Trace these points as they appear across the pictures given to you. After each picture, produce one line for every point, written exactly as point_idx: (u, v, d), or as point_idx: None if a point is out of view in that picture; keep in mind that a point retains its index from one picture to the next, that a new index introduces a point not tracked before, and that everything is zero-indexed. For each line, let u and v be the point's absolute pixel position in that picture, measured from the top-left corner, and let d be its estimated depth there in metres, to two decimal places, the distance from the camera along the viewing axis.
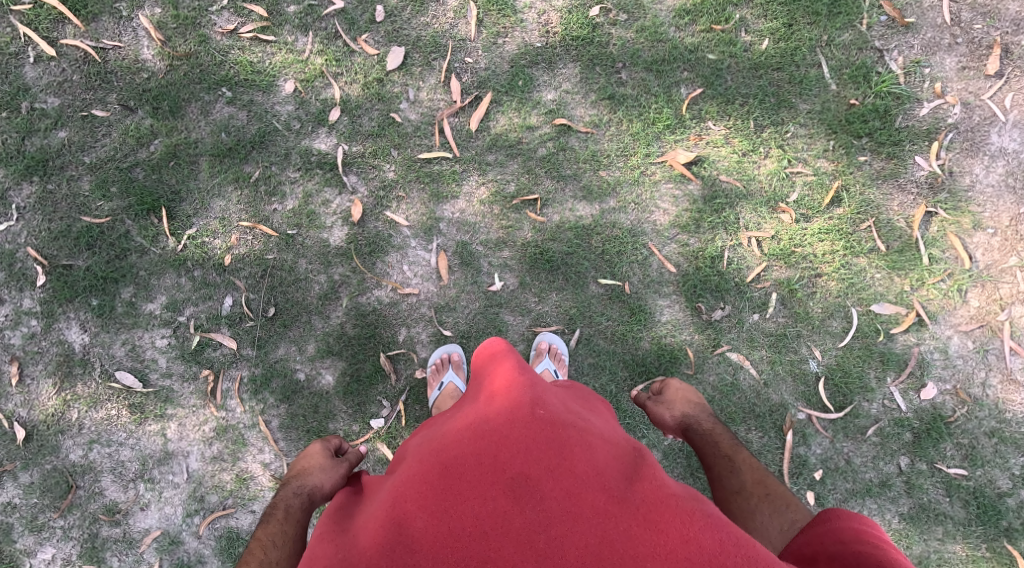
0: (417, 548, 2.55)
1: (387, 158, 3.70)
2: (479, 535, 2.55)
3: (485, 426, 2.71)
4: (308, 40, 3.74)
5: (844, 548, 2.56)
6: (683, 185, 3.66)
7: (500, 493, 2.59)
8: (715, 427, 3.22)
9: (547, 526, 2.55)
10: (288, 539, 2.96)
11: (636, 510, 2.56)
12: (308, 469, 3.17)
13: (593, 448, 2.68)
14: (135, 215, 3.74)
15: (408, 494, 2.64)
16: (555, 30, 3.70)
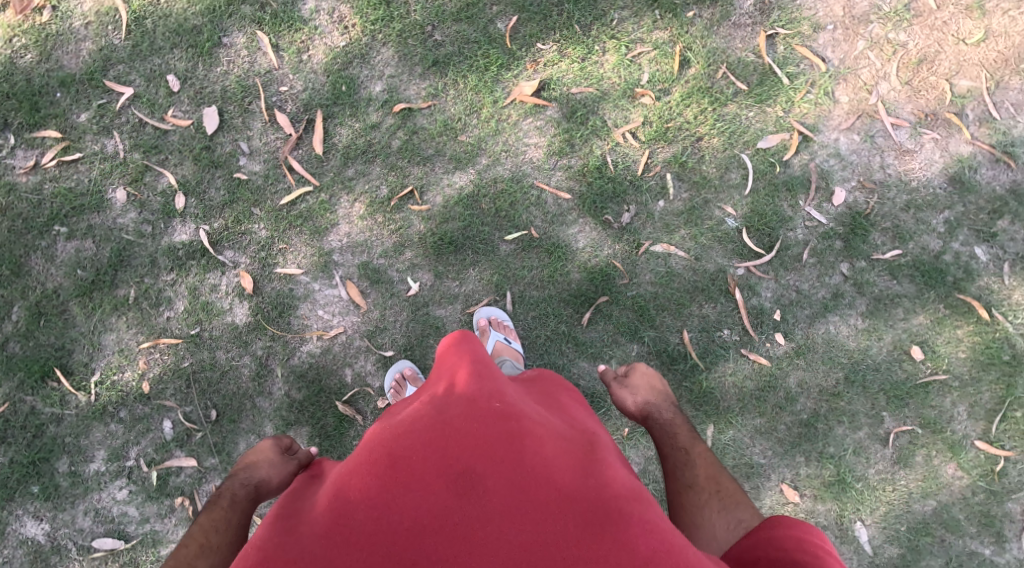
0: (355, 541, 2.46)
1: (252, 219, 3.62)
2: (417, 530, 2.46)
3: (438, 417, 2.61)
4: (116, 141, 3.64)
5: (784, 557, 2.50)
6: (541, 114, 3.68)
7: (443, 488, 2.50)
8: (675, 417, 3.17)
9: (486, 523, 2.46)
10: (230, 525, 2.83)
11: (576, 512, 2.48)
12: (256, 463, 3.02)
13: (544, 440, 2.59)
14: (32, 387, 3.56)
15: (355, 484, 2.54)
16: (352, 22, 3.69)
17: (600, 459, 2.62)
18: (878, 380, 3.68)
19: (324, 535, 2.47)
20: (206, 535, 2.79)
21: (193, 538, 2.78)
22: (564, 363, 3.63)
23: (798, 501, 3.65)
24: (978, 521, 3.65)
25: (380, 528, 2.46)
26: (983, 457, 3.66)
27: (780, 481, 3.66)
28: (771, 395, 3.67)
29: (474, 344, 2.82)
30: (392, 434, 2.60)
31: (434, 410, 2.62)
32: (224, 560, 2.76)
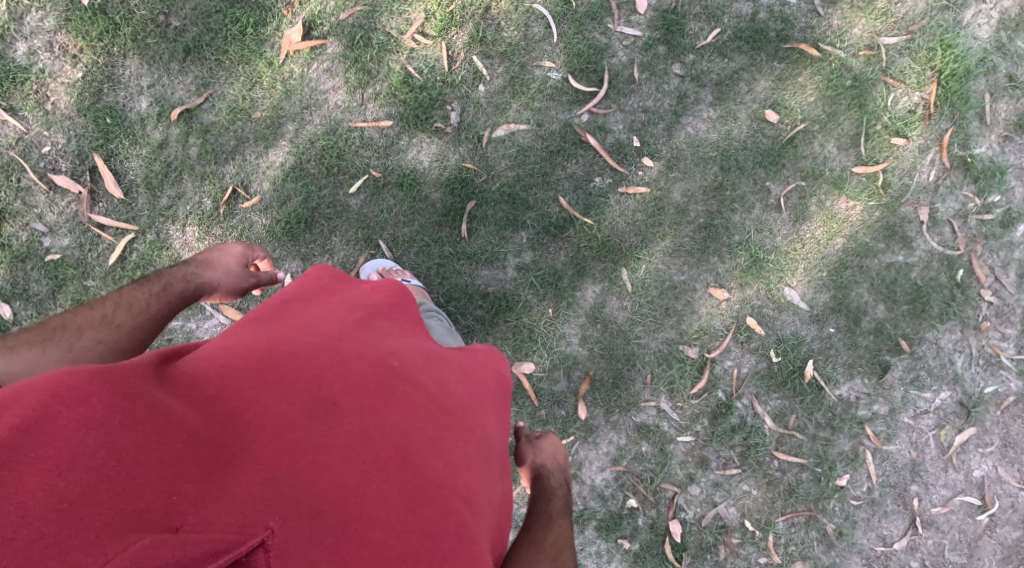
0: (193, 409, 2.23)
1: (89, 291, 3.31)
2: (252, 430, 2.23)
3: (330, 341, 2.45)
4: None
5: None
6: (323, 54, 3.44)
7: (301, 405, 2.29)
8: (560, 490, 2.88)
9: (324, 452, 2.25)
10: (144, 312, 2.58)
11: (407, 475, 2.30)
12: (211, 264, 2.87)
13: (421, 401, 2.44)
14: None
15: (225, 363, 2.32)
16: (78, 48, 3.36)
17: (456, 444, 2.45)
18: (750, 156, 3.68)
19: (174, 391, 2.25)
20: (117, 307, 2.53)
21: (101, 303, 2.52)
22: (466, 279, 3.51)
23: (729, 295, 3.66)
24: (883, 236, 3.71)
25: (220, 410, 2.25)
26: (865, 180, 3.71)
27: (706, 287, 3.65)
28: (664, 216, 3.64)
29: (407, 306, 2.75)
30: (284, 340, 2.42)
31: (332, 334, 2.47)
32: (116, 342, 2.49)
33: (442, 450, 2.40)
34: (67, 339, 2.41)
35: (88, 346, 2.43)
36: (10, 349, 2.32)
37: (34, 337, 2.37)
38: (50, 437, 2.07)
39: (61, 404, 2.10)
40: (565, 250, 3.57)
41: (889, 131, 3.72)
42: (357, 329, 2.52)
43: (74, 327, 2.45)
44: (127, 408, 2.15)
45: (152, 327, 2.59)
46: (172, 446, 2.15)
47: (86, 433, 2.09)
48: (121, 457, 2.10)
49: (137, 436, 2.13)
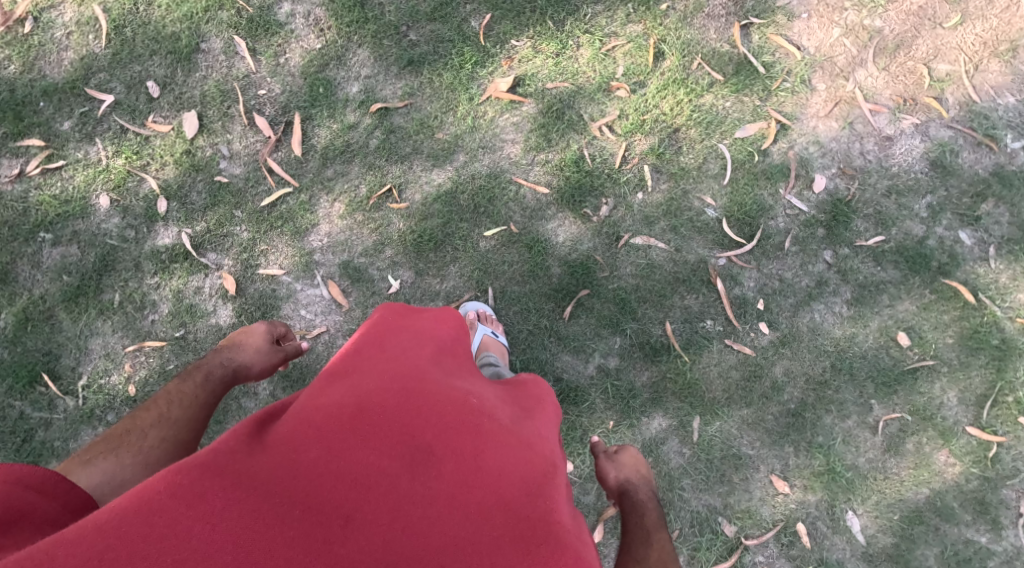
0: (295, 473, 2.33)
1: (234, 221, 3.57)
2: (357, 486, 2.33)
3: (416, 388, 2.53)
4: (99, 148, 3.57)
5: None
6: (517, 109, 3.71)
7: (397, 456, 2.39)
8: (648, 502, 2.96)
9: (430, 505, 2.34)
10: (196, 405, 2.86)
11: (515, 525, 2.37)
12: (240, 345, 3.09)
13: (508, 446, 2.51)
14: (21, 392, 3.48)
15: (315, 422, 2.42)
16: (328, 25, 3.67)
17: (553, 487, 2.50)
18: (865, 368, 3.65)
19: (277, 459, 2.35)
20: (169, 404, 2.80)
21: (156, 404, 2.80)
22: (547, 357, 3.64)
23: (789, 491, 3.60)
24: (973, 509, 3.58)
25: (322, 469, 2.35)
26: (975, 444, 3.60)
27: (769, 472, 3.61)
28: (757, 384, 3.64)
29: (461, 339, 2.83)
30: (366, 390, 2.50)
31: (413, 381, 2.55)
32: (175, 436, 2.76)
33: (543, 497, 2.46)
34: (134, 443, 2.69)
35: (152, 445, 2.71)
36: (86, 466, 2.60)
37: (102, 449, 2.65)
38: (175, 541, 2.20)
39: (179, 504, 2.23)
40: (650, 373, 3.65)
41: (1019, 407, 3.61)
42: (435, 377, 2.59)
43: (137, 431, 2.72)
44: (241, 495, 2.27)
45: (204, 414, 2.87)
46: (288, 523, 2.26)
47: (213, 531, 2.21)
48: (247, 545, 2.22)
49: (257, 519, 2.25)
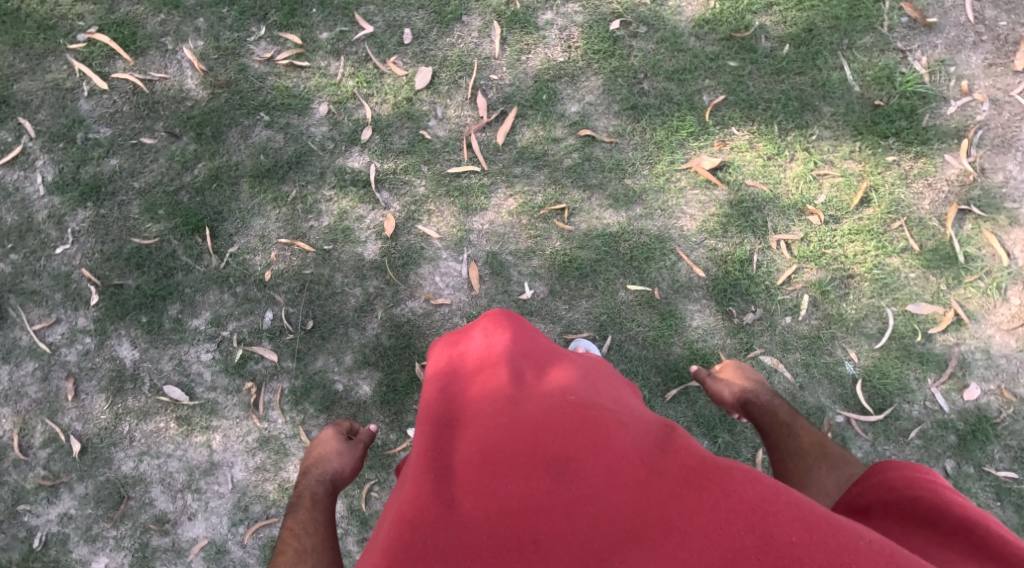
0: (459, 527, 2.43)
1: (418, 174, 3.79)
2: (524, 513, 2.42)
3: (520, 412, 2.60)
4: (340, 64, 3.80)
5: (896, 495, 2.59)
6: (709, 191, 3.86)
7: (541, 473, 2.47)
8: (773, 399, 3.38)
9: (594, 502, 2.43)
10: (319, 526, 3.07)
11: (679, 487, 2.43)
12: (326, 455, 3.34)
13: (626, 425, 2.58)
14: (181, 235, 3.64)
15: (449, 477, 2.53)
16: (576, 45, 3.94)
17: (681, 447, 2.52)
18: None
19: (435, 523, 2.44)
20: (301, 538, 3.00)
21: (289, 545, 2.98)
22: None
23: None
24: None
25: (483, 514, 2.44)
26: None
27: None
28: None
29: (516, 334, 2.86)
30: (473, 433, 2.59)
31: (510, 407, 2.61)
32: (321, 559, 2.96)
33: (682, 456, 2.49)
34: None
35: None
36: None
37: None
38: None
39: None
40: None
41: None
42: (523, 394, 2.65)
43: None
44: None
45: (330, 530, 3.08)
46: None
47: None
48: None
49: None
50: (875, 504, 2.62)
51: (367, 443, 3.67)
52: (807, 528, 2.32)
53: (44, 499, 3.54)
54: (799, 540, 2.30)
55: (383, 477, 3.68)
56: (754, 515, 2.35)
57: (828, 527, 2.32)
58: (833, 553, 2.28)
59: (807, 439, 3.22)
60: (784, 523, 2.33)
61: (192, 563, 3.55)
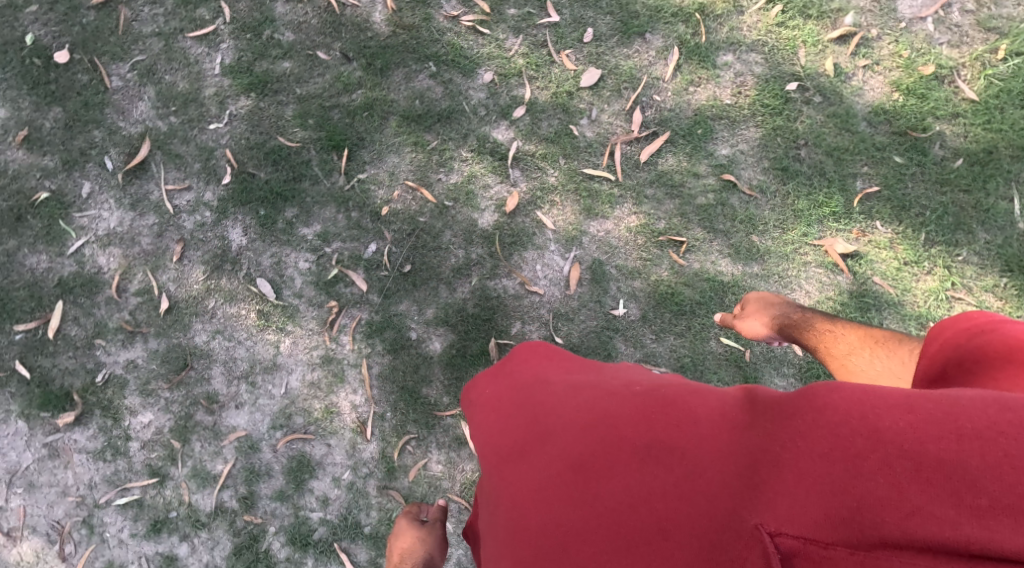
0: (582, 540, 2.42)
1: (554, 164, 3.87)
2: (632, 508, 2.41)
3: (586, 420, 2.59)
4: (517, 42, 3.92)
5: (965, 351, 2.50)
6: (833, 274, 3.83)
7: (634, 463, 2.46)
8: (803, 313, 3.47)
9: (696, 475, 2.40)
10: None
11: (768, 426, 2.39)
12: (415, 546, 3.47)
13: (688, 398, 2.55)
14: (321, 148, 3.83)
15: (544, 497, 2.51)
16: (747, 93, 3.95)
17: (751, 392, 2.50)
18: None
19: (557, 549, 2.43)
20: None
21: None
22: None
23: None
24: None
25: (595, 519, 2.43)
26: None
27: None
28: None
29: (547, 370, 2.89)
30: (550, 447, 2.58)
31: (574, 420, 2.60)
32: None
33: (757, 398, 2.47)
34: None
35: None
36: None
37: None
38: None
39: None
40: None
41: None
42: (580, 397, 2.68)
43: None
44: None
45: None
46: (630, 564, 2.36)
47: None
48: None
49: None
50: (948, 365, 2.53)
51: (419, 397, 3.78)
52: (909, 414, 2.26)
53: (119, 342, 3.74)
54: (908, 424, 2.24)
55: (423, 435, 3.76)
56: (855, 418, 2.29)
57: (927, 406, 2.27)
58: (944, 422, 2.23)
59: (850, 338, 3.24)
60: (885, 415, 2.27)
61: (224, 448, 3.73)
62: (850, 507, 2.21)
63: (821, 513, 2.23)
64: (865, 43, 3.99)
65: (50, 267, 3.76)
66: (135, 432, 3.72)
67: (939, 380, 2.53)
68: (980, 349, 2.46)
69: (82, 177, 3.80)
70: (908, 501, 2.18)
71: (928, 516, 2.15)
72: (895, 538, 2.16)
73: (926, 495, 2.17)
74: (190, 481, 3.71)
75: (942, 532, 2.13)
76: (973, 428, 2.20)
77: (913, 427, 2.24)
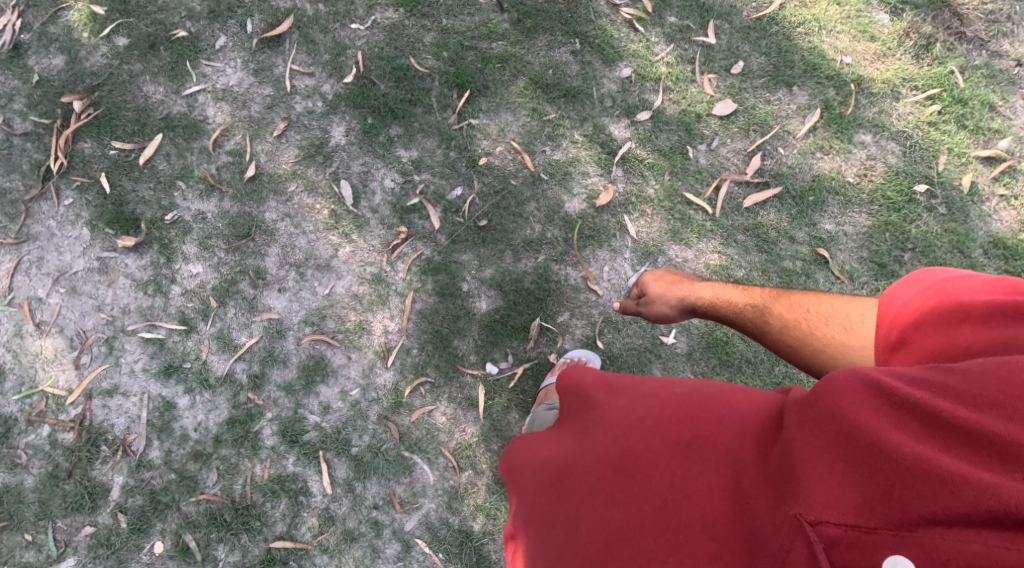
0: (635, 533, 2.47)
1: (657, 177, 3.83)
2: (677, 500, 2.46)
3: (621, 418, 2.65)
4: (666, 49, 3.89)
5: (930, 315, 2.47)
6: None
7: (675, 455, 2.51)
8: (709, 289, 3.19)
9: (736, 469, 2.44)
10: None
11: (798, 414, 2.40)
12: None
13: (712, 392, 2.61)
14: (445, 82, 3.87)
15: (590, 491, 2.57)
16: (872, 178, 3.84)
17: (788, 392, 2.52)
18: None
19: (615, 546, 2.48)
20: None
21: None
22: None
23: None
24: None
25: (646, 512, 2.47)
26: None
27: None
28: None
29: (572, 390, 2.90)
30: (589, 447, 2.64)
31: (610, 424, 2.66)
32: None
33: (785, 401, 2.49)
34: None
35: None
36: None
37: None
38: None
39: None
40: None
41: None
42: (618, 399, 2.72)
43: None
44: None
45: None
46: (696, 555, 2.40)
47: None
48: None
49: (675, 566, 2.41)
50: (907, 335, 2.49)
51: (449, 347, 3.81)
52: (922, 386, 2.32)
53: (197, 192, 3.86)
54: (927, 401, 2.30)
55: (439, 383, 3.80)
56: (875, 399, 2.33)
57: (936, 379, 2.33)
58: (959, 392, 2.29)
59: (783, 313, 2.84)
60: (897, 394, 2.32)
61: (254, 323, 3.82)
62: (886, 485, 2.27)
63: (859, 497, 2.28)
64: (1011, 172, 3.84)
65: (163, 100, 3.90)
66: (181, 278, 3.84)
67: (900, 346, 2.49)
68: (944, 308, 2.45)
69: (221, 30, 3.93)
70: (942, 469, 2.24)
71: (964, 485, 2.21)
72: (934, 514, 2.22)
73: (958, 465, 2.24)
74: (212, 342, 3.82)
75: (982, 503, 2.19)
76: (986, 394, 2.28)
77: (933, 405, 2.29)
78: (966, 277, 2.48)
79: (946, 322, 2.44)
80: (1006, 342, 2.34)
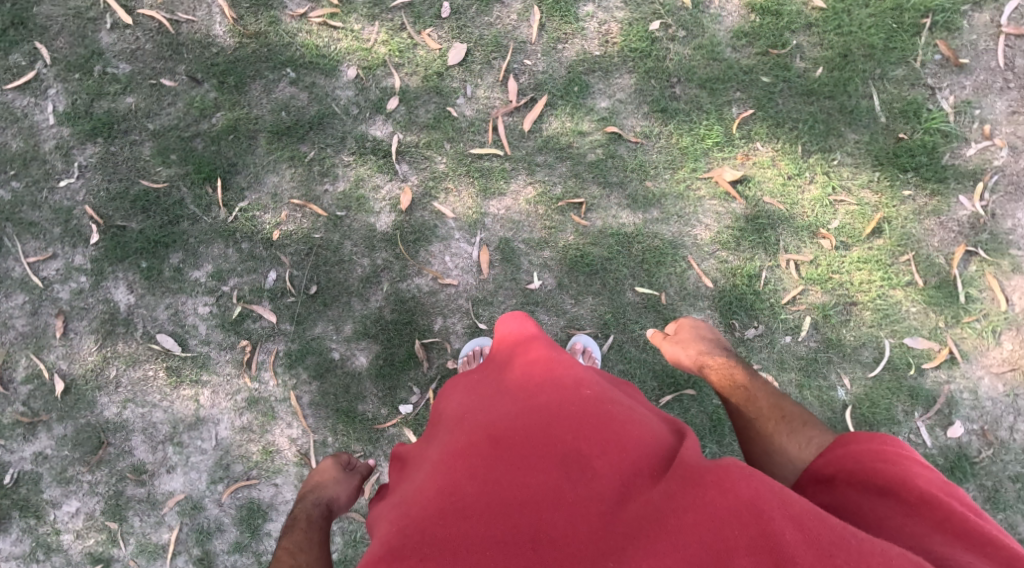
0: (467, 514, 2.45)
1: (440, 150, 3.75)
2: (530, 503, 2.43)
3: (521, 411, 2.59)
4: (374, 30, 3.78)
5: (865, 470, 2.46)
6: (727, 203, 3.77)
7: (547, 468, 2.48)
8: (726, 355, 3.30)
9: (599, 499, 2.42)
10: None
11: (677, 489, 2.38)
12: (323, 485, 3.25)
13: (622, 422, 2.54)
14: (192, 183, 3.67)
15: (462, 461, 2.55)
16: (613, 41, 3.84)
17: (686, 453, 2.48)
18: None
19: (447, 514, 2.46)
20: None
21: None
22: None
23: None
24: None
25: (489, 502, 2.45)
26: None
27: None
28: None
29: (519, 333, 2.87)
30: (482, 422, 2.61)
31: (516, 404, 2.61)
32: None
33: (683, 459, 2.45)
34: None
35: None
36: None
37: None
38: None
39: None
40: None
41: None
42: (541, 374, 2.65)
43: None
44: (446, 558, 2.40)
45: None
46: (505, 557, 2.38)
47: None
48: None
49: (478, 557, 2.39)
50: (839, 475, 2.51)
51: (358, 416, 3.62)
52: (799, 527, 2.26)
53: (20, 436, 3.57)
54: (790, 544, 2.24)
55: (369, 451, 3.60)
56: (753, 514, 2.28)
57: (817, 526, 2.26)
58: (824, 550, 2.23)
59: (758, 396, 3.03)
60: (776, 518, 2.27)
61: (166, 515, 3.54)
62: None
63: None
64: None
65: None
66: (62, 524, 3.54)
67: (826, 484, 2.53)
68: (888, 474, 2.43)
69: None
70: None
71: None
72: None
73: None
74: (138, 558, 3.53)
75: None
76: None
77: (796, 547, 2.24)
78: (929, 468, 2.44)
79: (881, 488, 2.42)
80: (914, 540, 2.33)
